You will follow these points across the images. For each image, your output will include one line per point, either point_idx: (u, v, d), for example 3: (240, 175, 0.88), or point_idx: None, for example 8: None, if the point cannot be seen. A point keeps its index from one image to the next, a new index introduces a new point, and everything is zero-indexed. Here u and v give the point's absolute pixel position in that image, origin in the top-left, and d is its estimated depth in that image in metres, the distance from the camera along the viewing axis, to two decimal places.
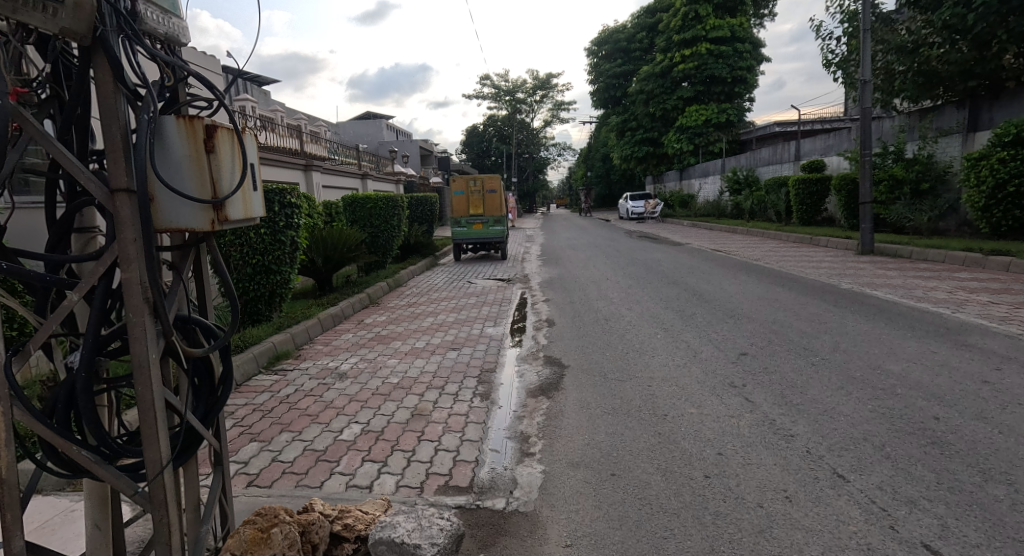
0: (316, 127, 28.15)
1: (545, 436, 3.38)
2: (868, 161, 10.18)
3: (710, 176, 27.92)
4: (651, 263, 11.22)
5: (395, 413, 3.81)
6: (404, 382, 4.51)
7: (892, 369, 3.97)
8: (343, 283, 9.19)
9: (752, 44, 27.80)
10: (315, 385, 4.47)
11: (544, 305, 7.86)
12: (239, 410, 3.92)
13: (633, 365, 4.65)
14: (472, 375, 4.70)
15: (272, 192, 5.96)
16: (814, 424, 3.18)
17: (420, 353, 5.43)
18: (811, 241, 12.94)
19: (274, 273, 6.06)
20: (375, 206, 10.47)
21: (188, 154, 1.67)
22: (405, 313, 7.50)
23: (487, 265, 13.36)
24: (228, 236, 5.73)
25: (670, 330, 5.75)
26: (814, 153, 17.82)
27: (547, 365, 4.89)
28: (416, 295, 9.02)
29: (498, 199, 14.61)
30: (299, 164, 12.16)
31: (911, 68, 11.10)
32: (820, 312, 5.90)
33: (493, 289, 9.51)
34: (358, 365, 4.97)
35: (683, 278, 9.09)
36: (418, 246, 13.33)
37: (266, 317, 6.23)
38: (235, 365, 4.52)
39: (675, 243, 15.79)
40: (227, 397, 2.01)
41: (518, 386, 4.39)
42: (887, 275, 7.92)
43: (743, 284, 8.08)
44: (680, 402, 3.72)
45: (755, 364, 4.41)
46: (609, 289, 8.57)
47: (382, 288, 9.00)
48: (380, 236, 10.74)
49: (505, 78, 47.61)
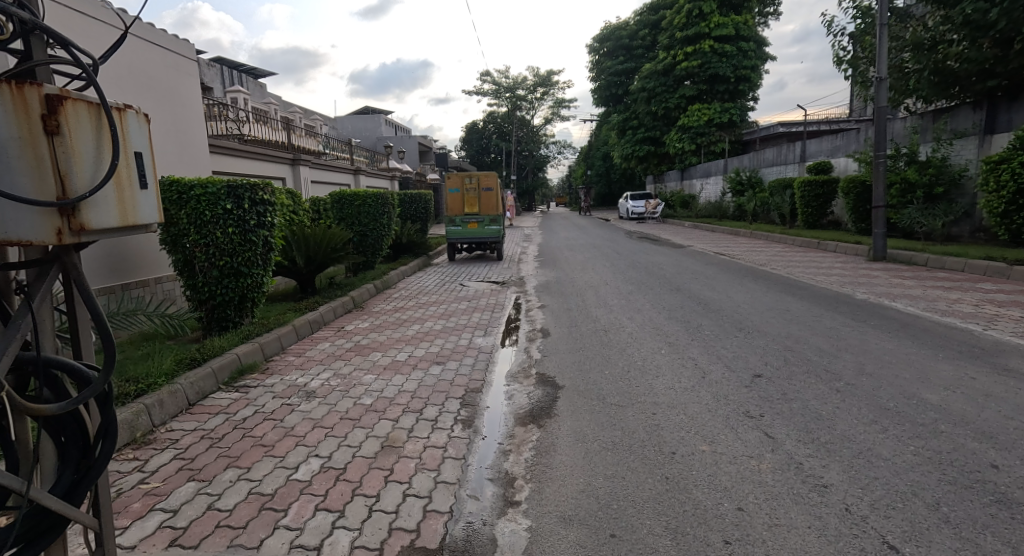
0: (312, 121, 27.66)
1: (533, 479, 2.89)
2: (882, 163, 9.71)
3: (712, 176, 27.44)
4: (653, 267, 10.73)
5: (363, 446, 3.33)
6: (378, 404, 4.02)
7: (931, 399, 3.50)
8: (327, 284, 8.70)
9: (756, 42, 27.31)
10: (278, 406, 3.98)
11: (539, 312, 7.37)
12: (185, 438, 3.42)
13: (634, 388, 4.18)
14: (455, 396, 4.22)
15: (243, 187, 5.45)
16: (849, 471, 2.69)
17: (400, 367, 4.94)
18: (818, 246, 12.49)
19: (245, 277, 5.58)
20: (363, 203, 9.95)
21: (18, 137, 1.24)
22: (390, 319, 7.01)
23: (482, 266, 12.87)
24: (193, 235, 5.21)
25: (675, 345, 5.27)
26: (821, 154, 17.35)
27: (539, 385, 4.40)
28: (404, 298, 8.53)
29: (494, 198, 14.10)
30: (286, 158, 11.61)
31: (926, 67, 10.61)
32: (837, 327, 5.42)
33: (486, 293, 9.02)
34: (329, 383, 4.48)
35: (687, 284, 8.62)
36: (410, 245, 12.84)
37: (236, 324, 5.75)
38: (190, 381, 4.01)
39: (677, 246, 15.32)
40: (108, 457, 1.52)
41: (506, 410, 3.91)
42: (904, 285, 7.45)
43: (751, 292, 7.61)
44: (689, 437, 3.24)
45: (771, 389, 3.93)
46: (608, 295, 8.08)
47: (368, 291, 8.51)
48: (369, 235, 10.24)
49: (506, 75, 47.07)
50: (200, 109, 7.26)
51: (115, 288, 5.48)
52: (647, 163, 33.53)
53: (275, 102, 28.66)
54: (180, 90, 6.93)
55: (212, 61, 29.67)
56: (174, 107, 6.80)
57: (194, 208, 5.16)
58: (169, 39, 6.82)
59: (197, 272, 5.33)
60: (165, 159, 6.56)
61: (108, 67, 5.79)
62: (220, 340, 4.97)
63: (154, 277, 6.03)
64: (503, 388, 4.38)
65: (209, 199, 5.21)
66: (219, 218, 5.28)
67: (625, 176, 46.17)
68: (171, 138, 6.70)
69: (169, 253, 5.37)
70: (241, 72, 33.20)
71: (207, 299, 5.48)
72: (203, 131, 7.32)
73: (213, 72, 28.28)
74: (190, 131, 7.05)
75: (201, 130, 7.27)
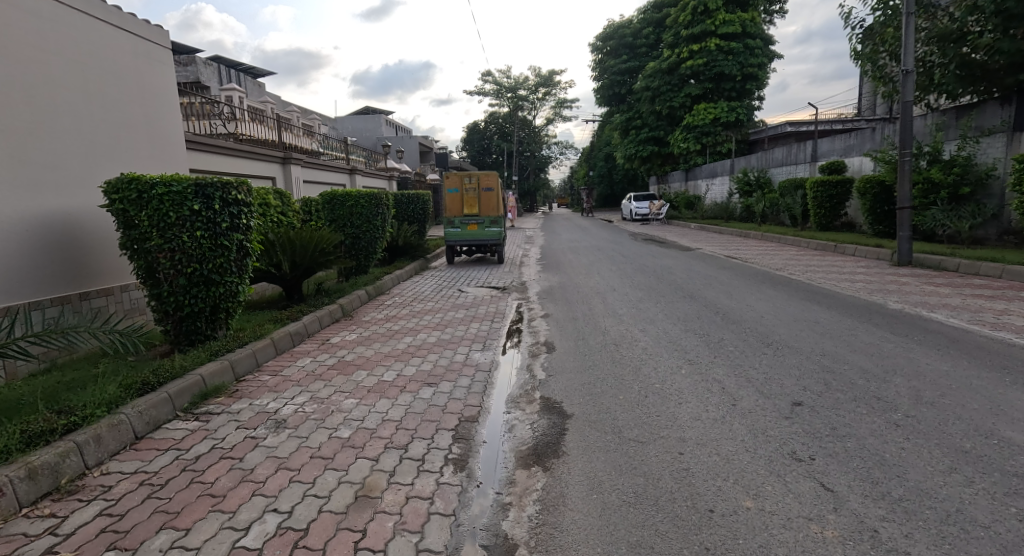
0: (310, 120, 27.18)
1: (539, 548, 2.33)
2: (908, 162, 9.13)
3: (718, 176, 26.86)
4: (661, 272, 10.17)
5: (332, 496, 2.76)
6: (356, 438, 3.45)
7: (1015, 439, 2.93)
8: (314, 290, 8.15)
9: (762, 40, 26.74)
10: (240, 440, 3.40)
11: (542, 322, 6.80)
12: (119, 484, 2.84)
13: (655, 418, 3.60)
14: (447, 427, 3.65)
15: (213, 186, 4.88)
16: (943, 544, 2.12)
17: (387, 389, 4.37)
18: (835, 249, 11.89)
19: (217, 285, 5.03)
20: (356, 204, 9.40)
21: None
22: (380, 331, 6.44)
23: (482, 270, 12.32)
24: (155, 239, 4.61)
25: (695, 363, 4.71)
26: (834, 153, 16.77)
27: (544, 413, 3.83)
28: (397, 306, 7.97)
29: (495, 198, 13.56)
30: (276, 156, 11.03)
31: (952, 60, 10.03)
32: (877, 343, 4.85)
33: (486, 300, 8.47)
34: (304, 410, 3.91)
35: (701, 291, 8.05)
36: (407, 248, 12.30)
37: (208, 337, 5.19)
38: (141, 410, 3.44)
39: (685, 249, 14.76)
40: None
41: (505, 449, 3.34)
42: (939, 293, 6.87)
43: (772, 300, 7.05)
44: (728, 488, 2.68)
45: (816, 422, 3.35)
46: (617, 303, 7.51)
47: (358, 298, 7.96)
48: (362, 238, 9.67)
49: (507, 74, 46.52)
50: (176, 100, 6.74)
51: (72, 298, 5.01)
52: (650, 164, 32.93)
53: (273, 101, 28.20)
54: (155, 80, 6.40)
55: (209, 59, 29.15)
56: (148, 98, 6.29)
57: (156, 209, 4.56)
58: (142, 24, 6.27)
59: (162, 280, 4.75)
60: (139, 154, 6.06)
61: (73, 54, 5.26)
62: (185, 357, 4.40)
63: (120, 285, 5.60)
64: (503, 418, 3.80)
65: (174, 199, 4.63)
66: (186, 220, 4.70)
67: (628, 176, 45.60)
68: (145, 132, 6.20)
69: (130, 258, 4.79)
70: (239, 71, 32.69)
71: (174, 311, 4.91)
72: (180, 125, 6.82)
73: (208, 71, 27.77)
74: (165, 125, 6.54)
75: (178, 123, 6.77)
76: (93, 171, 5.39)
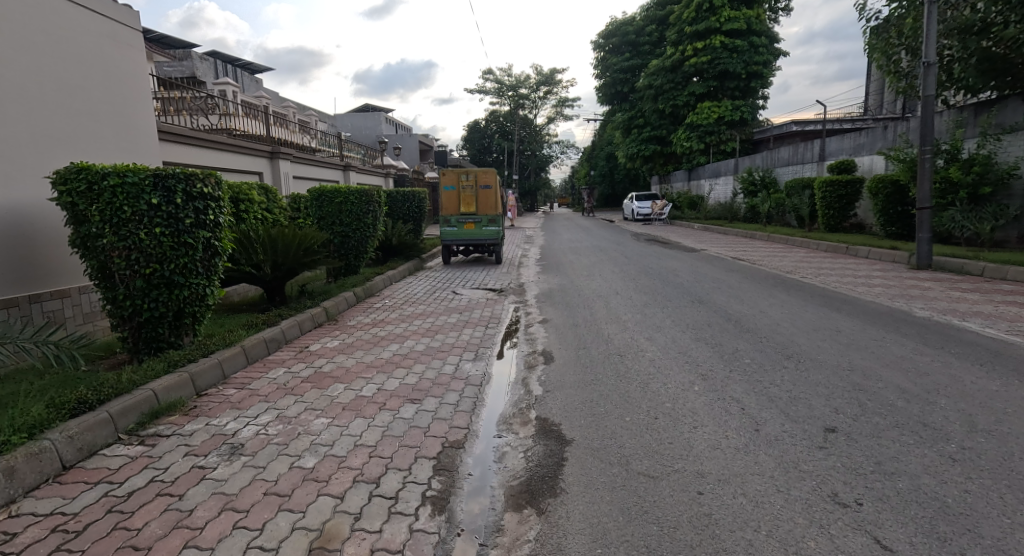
0: (307, 116, 26.70)
1: None
2: (928, 160, 8.66)
3: (722, 176, 26.41)
4: (666, 274, 9.68)
5: (281, 548, 2.28)
6: (322, 469, 2.98)
7: None
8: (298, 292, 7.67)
9: (767, 38, 26.26)
10: (186, 471, 2.92)
11: (540, 328, 6.32)
12: (27, 531, 2.36)
13: (667, 446, 3.13)
14: (428, 454, 3.18)
15: (175, 177, 4.40)
16: None
17: (364, 407, 3.90)
18: (847, 251, 11.41)
19: (182, 287, 4.56)
20: (345, 201, 8.93)
21: None
22: (365, 337, 5.96)
23: (479, 270, 11.86)
24: (109, 236, 4.13)
25: (709, 378, 4.23)
26: (842, 152, 16.30)
27: (540, 438, 3.36)
28: (386, 309, 7.48)
29: (493, 196, 13.09)
30: (264, 151, 10.57)
31: (973, 54, 9.55)
32: (910, 357, 4.38)
33: (481, 303, 8.00)
34: (267, 432, 3.44)
35: (710, 295, 7.58)
36: (401, 247, 11.83)
37: (173, 345, 4.71)
38: (72, 434, 2.97)
39: (689, 250, 14.29)
40: None
41: (493, 485, 2.87)
42: (968, 299, 6.40)
43: (786, 306, 6.58)
44: (762, 543, 2.20)
45: (856, 454, 2.88)
46: (620, 308, 7.03)
47: (345, 301, 7.48)
48: (351, 237, 9.19)
49: (508, 72, 46.05)
50: (148, 88, 6.28)
51: (21, 301, 4.53)
52: (652, 163, 32.40)
53: (270, 97, 27.73)
54: (123, 65, 5.93)
55: (206, 54, 28.69)
56: (115, 84, 5.81)
57: (108, 203, 4.08)
58: (109, 4, 5.79)
59: (117, 282, 4.28)
60: (104, 144, 5.58)
61: (26, 32, 4.77)
62: (139, 367, 3.92)
63: (78, 286, 5.12)
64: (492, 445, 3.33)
65: (130, 192, 4.16)
66: (143, 216, 4.23)
67: (630, 176, 45.15)
68: (110, 120, 5.72)
69: (82, 258, 4.30)
70: (236, 66, 32.23)
71: (132, 316, 4.43)
72: (152, 115, 6.36)
73: (204, 66, 27.30)
74: (134, 113, 6.07)
75: (150, 113, 6.31)
76: (48, 160, 4.91)
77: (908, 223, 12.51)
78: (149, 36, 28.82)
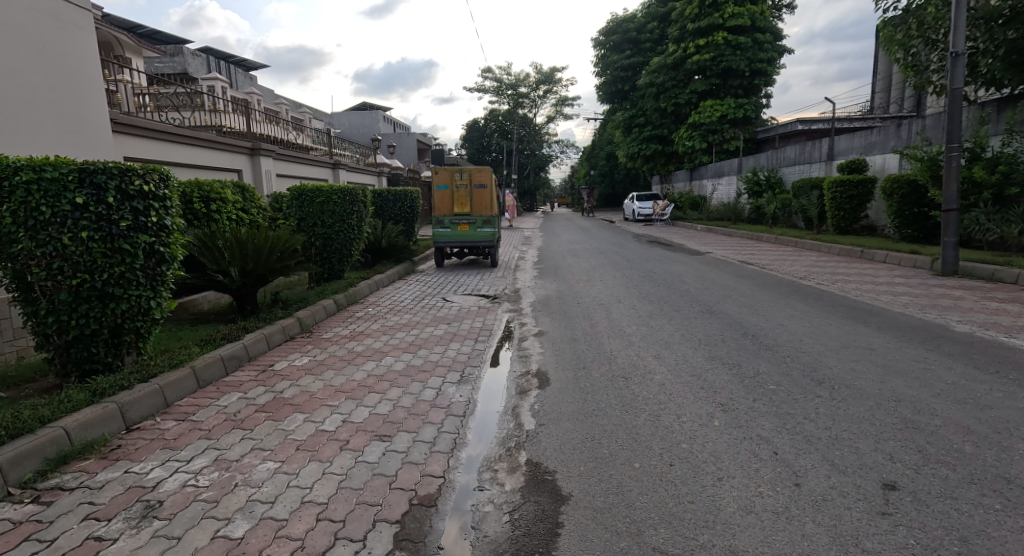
0: (300, 114, 26.09)
1: None
2: (955, 158, 8.07)
3: (725, 176, 25.85)
4: (671, 280, 9.07)
5: None
6: (252, 542, 2.34)
7: None
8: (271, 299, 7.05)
9: (772, 35, 25.68)
10: (77, 545, 2.29)
11: (535, 342, 5.71)
12: None
13: (687, 508, 2.50)
14: (390, 518, 2.55)
15: (105, 173, 3.77)
16: None
17: (322, 447, 3.27)
18: (861, 255, 10.82)
19: (118, 300, 3.91)
20: (327, 200, 8.34)
21: None
22: (338, 354, 5.33)
23: (473, 274, 11.26)
24: (24, 242, 3.50)
25: (730, 410, 3.61)
26: (852, 150, 15.71)
27: (530, 495, 2.74)
28: (368, 319, 6.88)
29: (488, 196, 12.45)
30: (243, 147, 9.96)
31: (1001, 45, 8.94)
32: (963, 385, 3.75)
33: (473, 312, 7.39)
34: (194, 484, 2.80)
35: (720, 304, 6.97)
36: (390, 249, 11.23)
37: (112, 367, 4.08)
38: None
39: (693, 253, 13.70)
40: None
41: (470, 508, 2.67)
42: (1007, 310, 5.81)
43: (807, 318, 5.97)
44: None
45: (931, 525, 2.25)
46: (623, 319, 6.42)
47: (322, 310, 6.87)
48: (334, 239, 8.58)
49: (507, 71, 45.40)
50: (99, 73, 5.66)
51: None
52: (653, 163, 31.78)
53: (263, 94, 27.17)
54: (67, 47, 5.30)
55: (198, 51, 28.05)
56: (58, 68, 5.18)
57: (22, 203, 3.45)
58: None
59: (38, 295, 3.66)
60: (43, 135, 4.95)
61: None
62: (54, 399, 3.30)
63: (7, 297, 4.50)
64: (478, 464, 3.13)
65: (49, 189, 3.54)
66: (66, 217, 3.60)
67: (629, 176, 44.57)
68: (51, 109, 5.09)
69: None
70: (230, 63, 31.52)
71: (59, 334, 3.81)
72: (104, 103, 5.73)
73: (195, 62, 26.66)
74: (81, 102, 5.44)
75: (101, 101, 5.68)
76: None
77: (924, 225, 11.89)
78: (141, 31, 28.16)
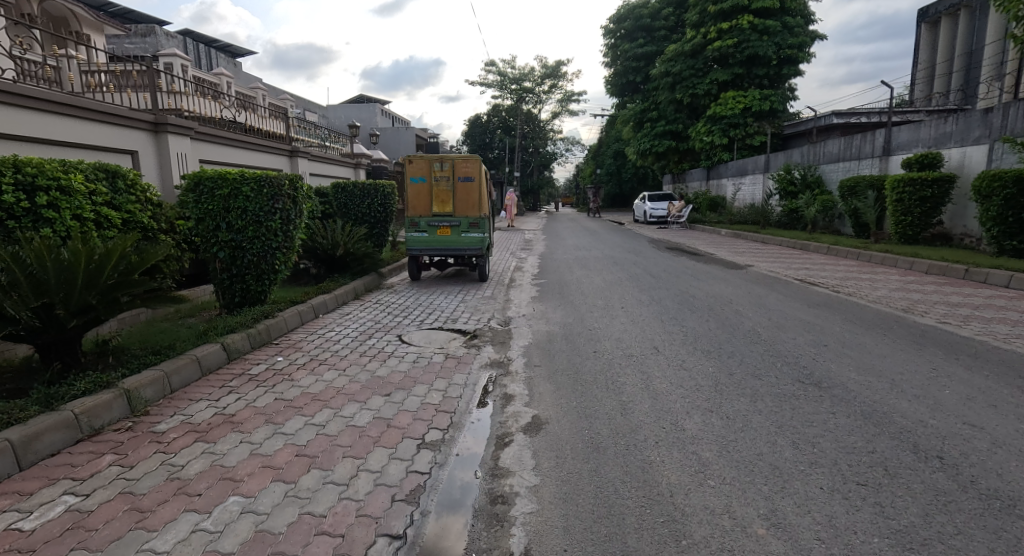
0: (279, 103, 23.50)
1: None
2: None
3: (748, 175, 23.32)
4: (720, 311, 6.49)
5: None
6: None
7: None
8: (99, 346, 4.49)
9: (803, 18, 23.10)
10: None
11: (522, 452, 3.16)
12: None
13: None
14: None
15: None
16: None
17: None
18: (962, 275, 8.28)
19: None
20: (234, 192, 5.88)
21: None
22: (135, 491, 2.72)
23: (453, 292, 8.74)
24: None
25: None
26: (916, 142, 13.09)
27: None
28: (265, 382, 4.34)
29: (475, 191, 9.82)
30: (143, 121, 7.46)
31: None
32: None
33: (431, 365, 4.83)
34: None
35: (823, 366, 4.36)
36: (347, 259, 8.68)
37: None
38: None
39: (731, 264, 11.14)
40: None
41: (471, 503, 2.70)
42: None
43: (1005, 410, 3.38)
44: None
45: None
46: (672, 398, 3.85)
47: (193, 365, 4.36)
48: (246, 250, 6.01)
49: (511, 63, 42.76)
50: None
51: None
52: (666, 162, 29.14)
53: (238, 80, 24.62)
54: None
55: (175, 33, 25.56)
56: None
57: None
58: None
59: None
60: None
61: None
62: None
63: None
64: (479, 461, 3.15)
65: None
66: None
67: (639, 175, 41.92)
68: None
69: None
70: (214, 48, 29.08)
71: None
72: None
73: (169, 44, 23.99)
74: None
75: None
76: None
77: None
78: (112, 11, 25.69)
